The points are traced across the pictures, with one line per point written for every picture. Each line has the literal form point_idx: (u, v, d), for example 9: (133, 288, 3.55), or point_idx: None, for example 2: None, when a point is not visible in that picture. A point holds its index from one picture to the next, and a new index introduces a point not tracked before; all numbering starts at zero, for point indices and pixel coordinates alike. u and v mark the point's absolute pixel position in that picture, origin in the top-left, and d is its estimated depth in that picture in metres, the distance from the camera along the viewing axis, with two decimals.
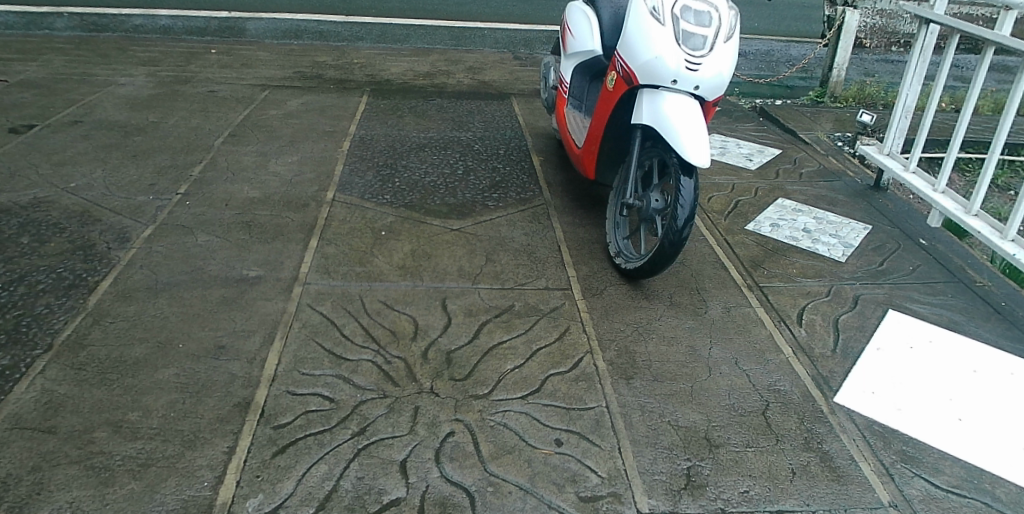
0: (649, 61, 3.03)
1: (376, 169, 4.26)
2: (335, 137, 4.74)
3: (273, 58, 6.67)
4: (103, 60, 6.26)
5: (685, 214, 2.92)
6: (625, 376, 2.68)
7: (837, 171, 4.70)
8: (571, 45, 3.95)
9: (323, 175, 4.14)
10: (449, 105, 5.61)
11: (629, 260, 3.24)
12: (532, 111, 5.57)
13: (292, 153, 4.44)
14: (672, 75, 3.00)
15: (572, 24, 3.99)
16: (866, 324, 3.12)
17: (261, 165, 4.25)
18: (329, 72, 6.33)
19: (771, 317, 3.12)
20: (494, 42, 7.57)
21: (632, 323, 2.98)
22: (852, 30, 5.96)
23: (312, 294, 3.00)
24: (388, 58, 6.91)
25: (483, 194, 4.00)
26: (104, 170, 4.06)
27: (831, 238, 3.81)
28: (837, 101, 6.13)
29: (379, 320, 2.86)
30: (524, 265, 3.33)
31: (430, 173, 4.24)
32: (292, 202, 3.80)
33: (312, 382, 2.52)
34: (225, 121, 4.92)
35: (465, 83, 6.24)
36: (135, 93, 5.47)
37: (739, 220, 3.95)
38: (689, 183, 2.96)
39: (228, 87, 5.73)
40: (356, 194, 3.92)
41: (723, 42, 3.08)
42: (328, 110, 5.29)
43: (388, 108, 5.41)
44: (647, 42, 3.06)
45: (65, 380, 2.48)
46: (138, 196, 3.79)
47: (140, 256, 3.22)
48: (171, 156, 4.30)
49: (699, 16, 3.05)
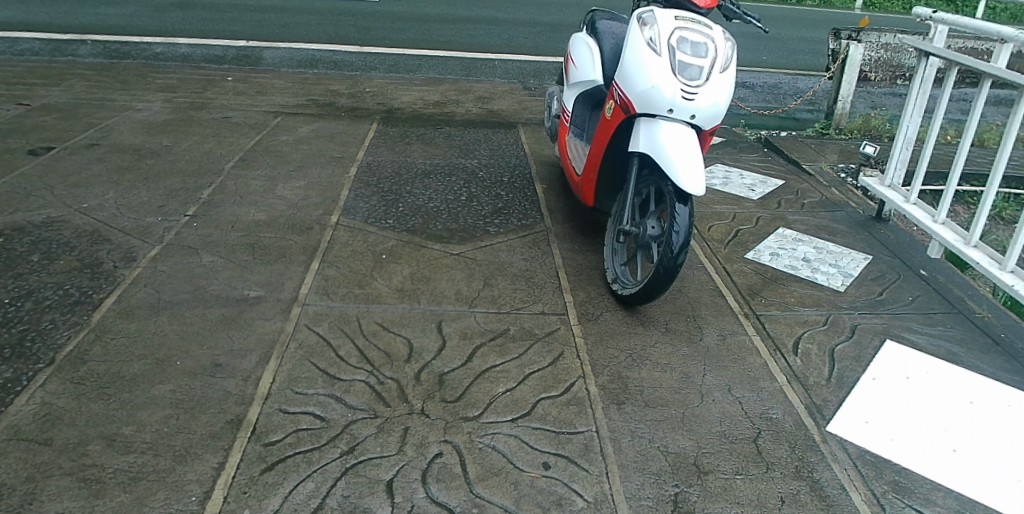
0: (646, 91, 3.09)
1: (381, 195, 4.32)
2: (343, 164, 4.82)
3: (287, 85, 6.81)
4: (123, 86, 6.42)
5: (680, 241, 2.97)
6: (617, 401, 2.69)
7: (839, 202, 4.71)
8: (574, 75, 4.02)
9: (329, 199, 4.21)
10: (456, 134, 5.69)
11: (625, 285, 3.26)
12: (538, 141, 5.64)
13: (300, 178, 4.51)
14: (668, 104, 3.06)
15: (576, 56, 4.06)
16: (863, 355, 3.11)
17: (269, 188, 4.33)
18: (341, 100, 6.46)
19: (767, 346, 3.11)
20: (505, 72, 7.69)
21: (626, 349, 2.99)
22: (856, 63, 6.02)
23: (310, 315, 3.05)
24: (400, 87, 7.03)
25: (485, 220, 4.06)
26: (117, 192, 4.16)
27: (830, 267, 3.82)
28: (842, 133, 6.19)
29: (374, 342, 2.89)
30: (522, 290, 3.37)
31: (434, 199, 4.31)
32: (297, 225, 3.87)
33: (305, 401, 2.55)
34: (237, 146, 5.02)
35: (474, 113, 6.35)
36: (150, 118, 5.61)
37: (739, 248, 3.97)
38: (683, 210, 3.02)
39: (242, 113, 5.88)
40: (360, 218, 3.98)
41: (719, 73, 3.14)
42: (337, 137, 5.40)
43: (397, 136, 5.51)
44: (644, 72, 3.11)
45: (64, 393, 2.52)
46: (148, 218, 3.89)
47: (145, 275, 3.29)
48: (183, 179, 4.40)
49: (695, 46, 3.12)
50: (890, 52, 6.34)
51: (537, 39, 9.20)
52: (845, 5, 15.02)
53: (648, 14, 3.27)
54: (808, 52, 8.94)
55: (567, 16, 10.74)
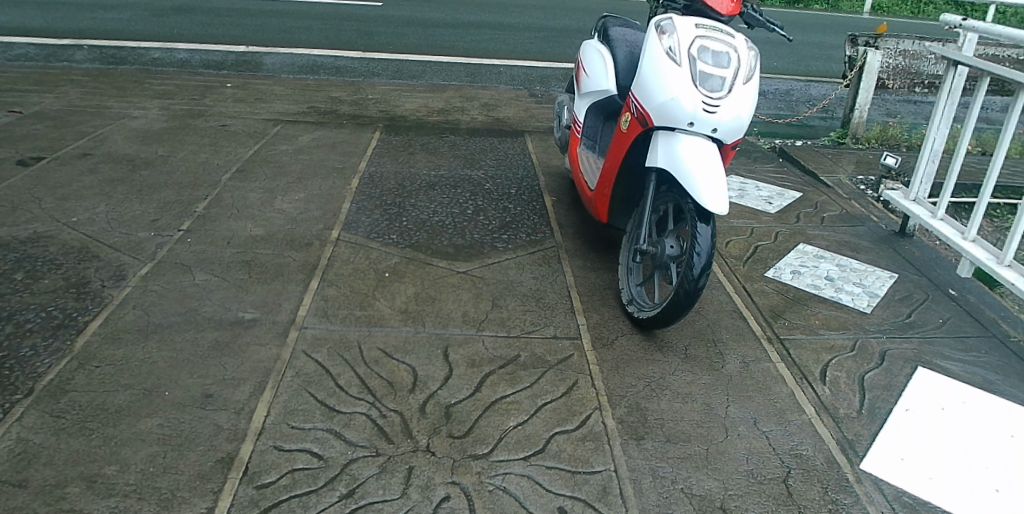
0: (664, 103, 2.92)
1: (383, 208, 4.15)
2: (344, 175, 4.66)
3: (288, 92, 6.66)
4: (119, 93, 6.27)
5: (701, 263, 2.80)
6: (636, 436, 2.51)
7: (860, 216, 4.54)
8: (586, 84, 3.86)
9: (329, 213, 4.05)
10: (461, 143, 5.52)
11: (642, 308, 3.07)
12: (546, 150, 5.47)
13: (300, 190, 4.34)
14: (688, 117, 2.89)
15: (588, 64, 3.90)
16: (894, 383, 2.93)
17: (267, 201, 4.16)
18: (343, 108, 6.30)
19: (793, 373, 2.94)
20: (510, 79, 7.52)
21: (644, 378, 2.81)
22: (874, 70, 5.85)
23: (307, 340, 2.87)
24: (403, 94, 6.86)
25: (492, 235, 3.89)
26: (108, 205, 4.00)
27: (854, 287, 3.64)
28: (858, 143, 6.04)
29: (376, 369, 2.71)
30: (532, 311, 3.19)
31: (439, 212, 4.14)
32: (296, 241, 3.70)
33: (302, 437, 2.37)
34: (234, 156, 4.85)
35: (479, 121, 6.18)
36: (146, 127, 5.45)
37: (759, 265, 3.79)
38: (705, 229, 2.85)
39: (241, 121, 5.72)
40: (362, 233, 3.81)
41: (742, 84, 2.98)
42: (339, 146, 5.23)
43: (400, 145, 5.34)
44: (662, 83, 2.94)
45: (43, 428, 2.35)
46: (140, 233, 3.72)
47: (135, 295, 3.12)
48: (178, 190, 4.24)
49: (717, 56, 2.95)
50: (908, 59, 6.10)
51: (543, 45, 9.05)
52: (853, 9, 14.82)
53: (666, 20, 3.10)
54: (819, 59, 8.78)
55: (573, 21, 10.57)
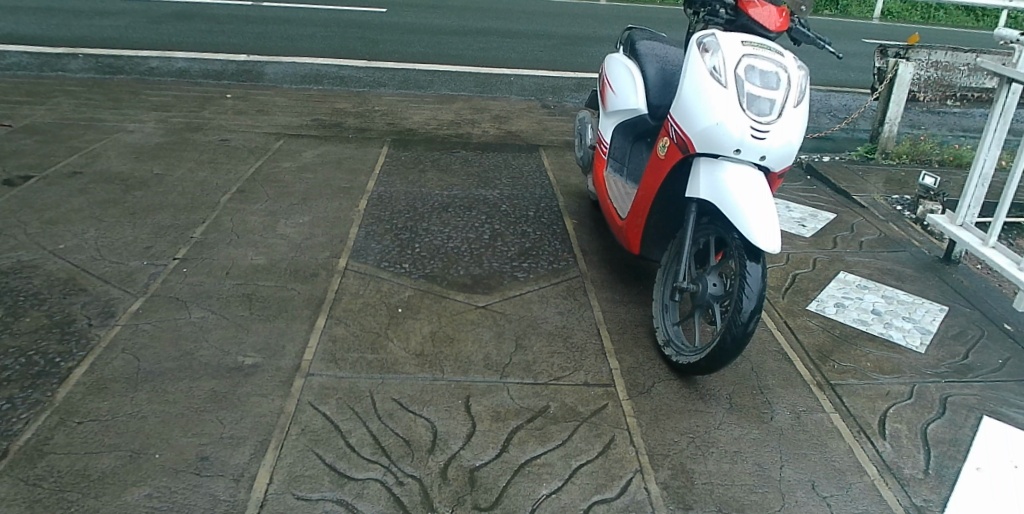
0: (709, 128, 2.65)
1: (394, 233, 3.89)
2: (351, 195, 4.39)
3: (291, 103, 6.40)
4: (114, 104, 6.01)
5: (751, 305, 2.53)
6: (683, 505, 2.23)
7: (900, 240, 4.28)
8: (614, 103, 3.59)
9: (336, 239, 3.78)
10: (473, 159, 5.25)
11: (681, 352, 2.79)
12: (563, 166, 5.20)
13: (304, 212, 4.08)
14: (735, 144, 2.63)
15: (616, 80, 3.63)
16: (961, 437, 2.65)
17: (269, 225, 3.90)
18: (348, 120, 6.04)
19: (849, 426, 2.66)
20: (521, 89, 7.26)
21: (688, 433, 2.53)
22: (905, 83, 5.61)
23: (314, 389, 2.60)
24: (411, 105, 6.59)
25: (512, 264, 3.62)
26: (99, 230, 3.73)
27: (904, 322, 3.37)
28: (888, 158, 5.77)
29: (391, 425, 2.44)
30: (559, 353, 2.91)
31: (454, 238, 3.87)
32: (301, 271, 3.44)
33: (308, 510, 2.10)
34: (235, 174, 4.59)
35: (491, 134, 5.91)
36: (142, 141, 5.19)
37: (799, 298, 3.52)
38: (755, 268, 2.58)
39: (242, 136, 5.46)
40: (371, 262, 3.54)
41: (793, 107, 2.72)
42: (345, 163, 4.97)
43: (410, 162, 5.08)
44: (706, 106, 2.68)
45: (15, 500, 2.08)
46: (132, 261, 3.45)
47: (124, 337, 2.86)
48: (173, 213, 3.97)
49: (766, 76, 2.69)
50: (940, 71, 5.87)
51: (553, 53, 8.79)
52: (864, 14, 14.54)
53: (709, 37, 2.83)
54: (837, 68, 8.53)
55: (582, 28, 10.31)
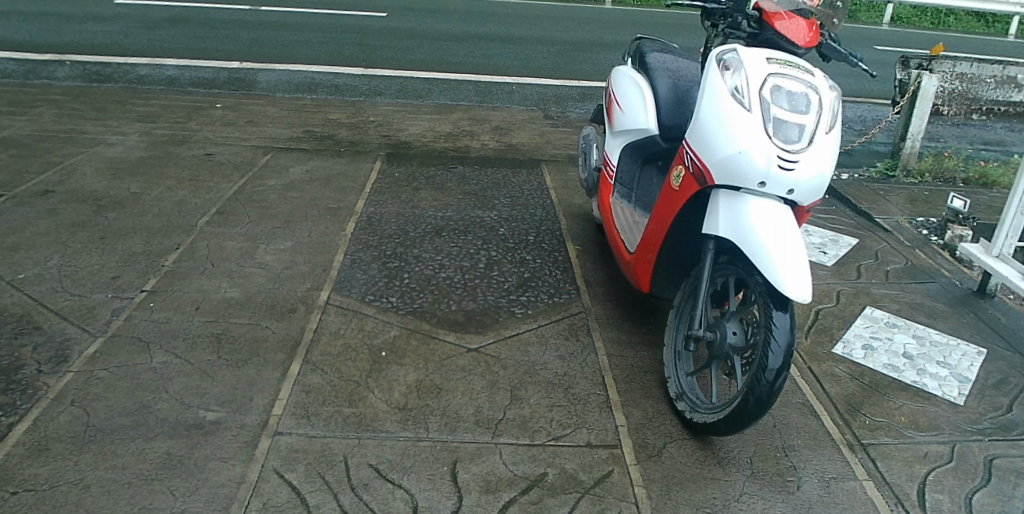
0: (730, 157, 2.35)
1: (382, 260, 3.60)
2: (339, 216, 4.11)
3: (282, 113, 6.12)
4: (98, 114, 5.75)
5: (778, 362, 2.24)
6: None
7: (929, 269, 3.98)
8: (621, 122, 3.28)
9: (319, 268, 3.49)
10: (470, 175, 4.95)
11: (695, 409, 2.51)
12: (566, 184, 4.91)
13: (287, 236, 3.79)
14: (760, 175, 2.33)
15: (623, 97, 3.33)
16: (1011, 510, 2.35)
17: (248, 251, 3.61)
18: (341, 132, 5.76)
19: (885, 496, 2.36)
20: (523, 98, 6.96)
21: (703, 506, 2.24)
22: (929, 96, 5.28)
23: (282, 453, 2.32)
24: (408, 115, 6.30)
25: (509, 297, 3.33)
26: (63, 257, 3.46)
27: (939, 367, 3.08)
28: (909, 176, 5.41)
29: (367, 499, 2.16)
30: (559, 407, 2.63)
31: (447, 266, 3.59)
32: (278, 306, 3.15)
33: None
34: (216, 193, 4.31)
35: (490, 148, 5.62)
36: (122, 155, 4.91)
37: (823, 339, 3.24)
38: (782, 318, 2.29)
39: (228, 149, 5.18)
40: (355, 295, 3.26)
41: (824, 133, 2.41)
42: (334, 180, 4.68)
43: (403, 179, 4.79)
44: (727, 131, 2.38)
45: None
46: (95, 294, 3.18)
47: (76, 387, 2.58)
48: (146, 238, 3.69)
49: (794, 99, 2.39)
50: (964, 84, 5.55)
51: (557, 60, 8.49)
52: (873, 20, 14.20)
53: (729, 53, 2.52)
54: (852, 77, 8.21)
55: (587, 34, 10.02)
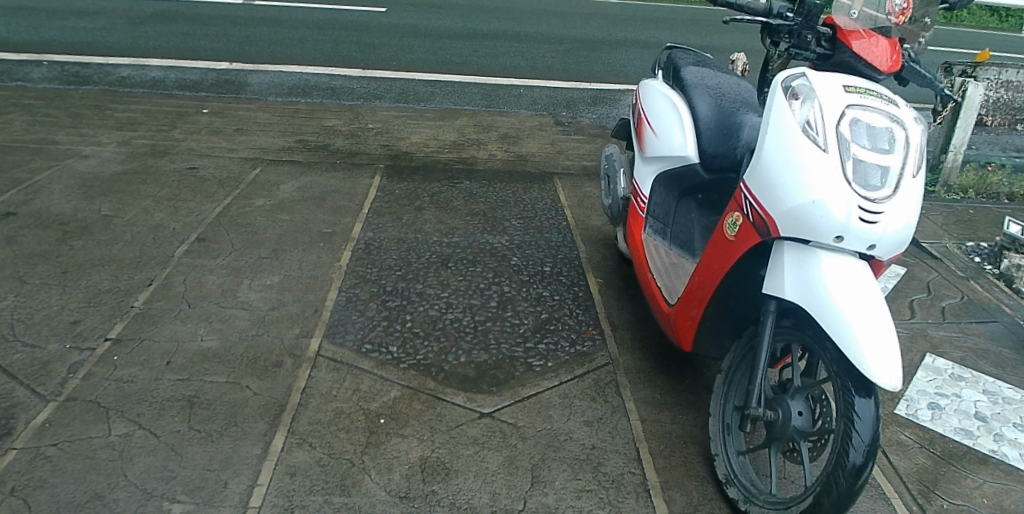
0: (803, 205, 1.94)
1: (381, 298, 3.20)
2: (333, 242, 3.70)
3: (274, 120, 5.70)
4: (73, 122, 5.33)
5: (860, 464, 1.87)
6: None
7: (988, 305, 3.59)
8: (653, 145, 2.88)
9: (310, 308, 3.09)
10: (478, 192, 4.54)
11: (750, 500, 2.16)
12: (583, 201, 4.50)
13: (274, 269, 3.39)
14: (838, 228, 1.92)
15: (655, 116, 2.92)
16: None
17: (230, 288, 3.21)
18: (337, 141, 5.34)
19: None
20: (532, 102, 6.53)
21: None
22: (973, 106, 4.85)
23: None
24: (409, 121, 5.87)
25: (525, 345, 2.93)
26: (18, 296, 3.05)
27: (1017, 432, 2.72)
28: (950, 192, 5.00)
29: None
30: (589, 492, 2.24)
31: (453, 305, 3.18)
32: (261, 358, 2.75)
33: None
34: (198, 216, 3.90)
35: (499, 159, 5.20)
36: (96, 170, 4.50)
37: (883, 396, 2.86)
38: (864, 407, 1.90)
39: (213, 162, 4.77)
40: (350, 344, 2.86)
41: (912, 177, 2.01)
42: (329, 198, 4.27)
43: (405, 196, 4.38)
44: (798, 174, 1.98)
45: None
46: (50, 343, 2.77)
47: (17, 470, 2.18)
48: (115, 272, 3.29)
49: (876, 135, 1.98)
50: (1010, 92, 5.17)
51: (566, 59, 8.05)
52: None
53: (795, 78, 2.12)
54: None
55: (596, 31, 9.57)
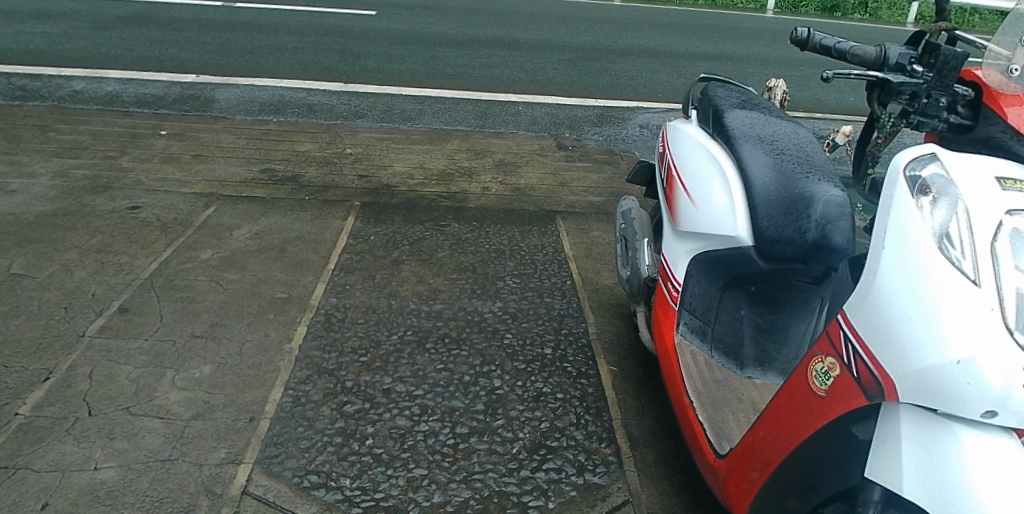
0: (937, 365, 1.28)
1: (337, 398, 2.53)
2: (287, 313, 3.02)
3: (240, 143, 5.02)
4: (7, 147, 4.65)
5: None
6: None
7: None
8: (688, 217, 2.21)
9: (245, 416, 2.42)
10: (467, 239, 3.86)
11: None
12: (590, 252, 3.81)
13: (208, 355, 2.72)
14: (991, 401, 1.24)
15: (691, 177, 2.25)
16: None
17: (146, 385, 2.54)
18: (309, 171, 4.66)
19: None
20: (531, 122, 5.84)
21: None
22: None
23: None
24: (392, 146, 5.19)
25: (519, 473, 2.26)
26: None
27: None
28: None
29: None
30: None
31: (429, 408, 2.51)
32: (168, 501, 2.08)
33: None
34: (127, 276, 3.23)
35: (493, 192, 4.52)
36: (18, 209, 3.82)
37: None
38: None
39: (160, 198, 4.09)
40: (289, 475, 2.19)
41: None
42: (290, 249, 3.59)
43: (380, 245, 3.70)
44: (929, 313, 1.32)
45: None
46: None
47: None
48: (4, 360, 2.61)
49: None
50: None
51: (569, 70, 7.36)
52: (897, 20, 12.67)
53: (923, 164, 1.48)
54: None
55: (602, 38, 8.87)
